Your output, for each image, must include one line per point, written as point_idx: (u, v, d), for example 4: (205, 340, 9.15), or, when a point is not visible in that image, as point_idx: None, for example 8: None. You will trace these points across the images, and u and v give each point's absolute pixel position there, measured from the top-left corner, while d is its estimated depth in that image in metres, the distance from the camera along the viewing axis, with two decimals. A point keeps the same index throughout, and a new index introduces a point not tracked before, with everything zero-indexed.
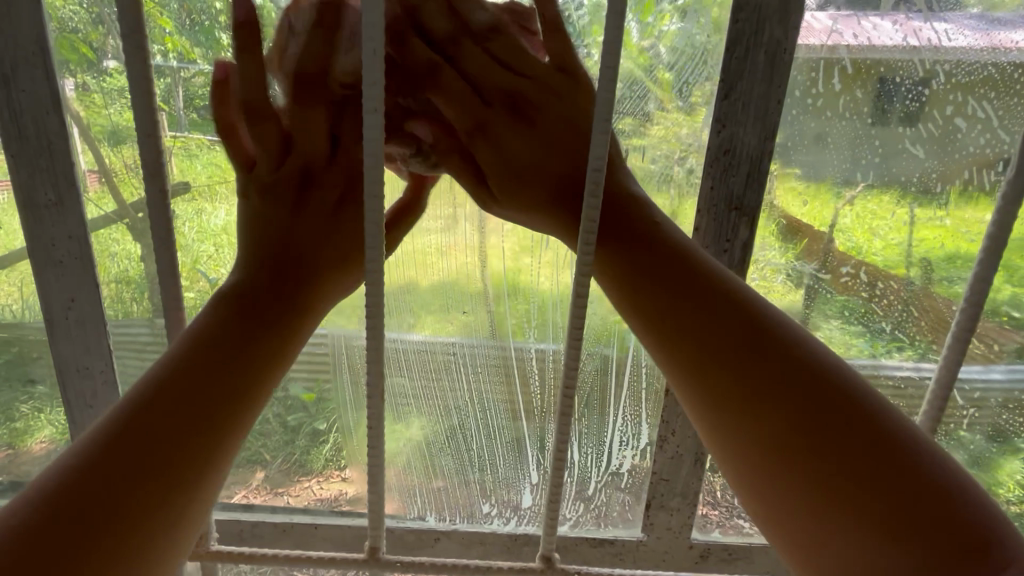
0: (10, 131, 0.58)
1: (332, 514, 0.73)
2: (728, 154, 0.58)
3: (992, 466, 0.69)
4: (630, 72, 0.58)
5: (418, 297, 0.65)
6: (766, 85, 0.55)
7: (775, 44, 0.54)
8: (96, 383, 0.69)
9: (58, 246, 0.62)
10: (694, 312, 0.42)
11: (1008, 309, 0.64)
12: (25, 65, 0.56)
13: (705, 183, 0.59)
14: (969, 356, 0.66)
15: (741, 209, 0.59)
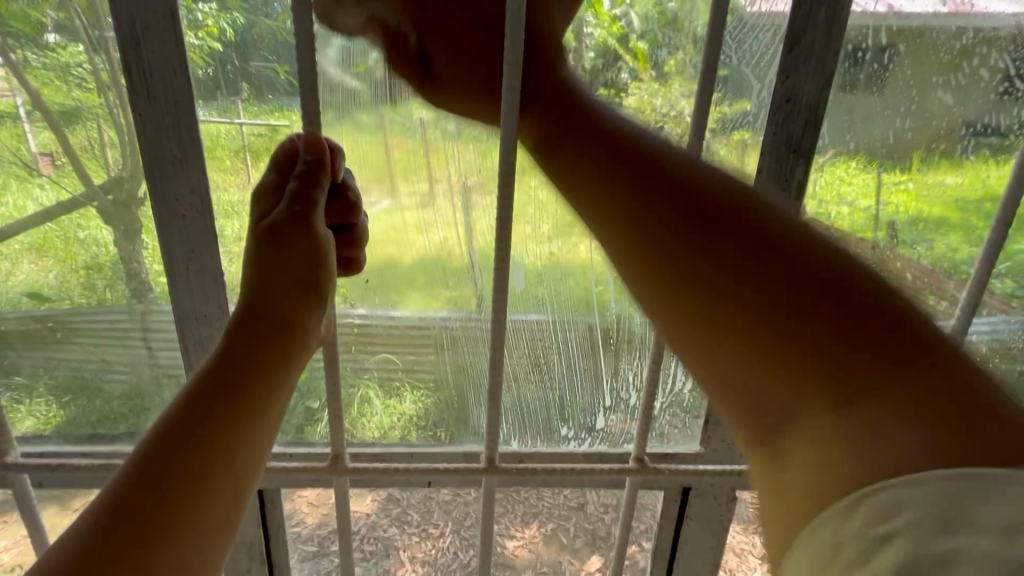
0: (137, 91, 0.55)
1: (424, 443, 0.73)
2: (790, 103, 0.58)
3: None
4: (603, 42, 0.57)
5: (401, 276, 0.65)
6: (826, 39, 0.56)
7: (837, 2, 0.54)
8: (213, 331, 0.66)
9: (183, 202, 0.60)
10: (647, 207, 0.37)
11: (966, 268, 0.68)
12: (156, 27, 0.53)
13: (767, 130, 0.60)
14: (932, 312, 0.70)
15: (799, 151, 0.60)
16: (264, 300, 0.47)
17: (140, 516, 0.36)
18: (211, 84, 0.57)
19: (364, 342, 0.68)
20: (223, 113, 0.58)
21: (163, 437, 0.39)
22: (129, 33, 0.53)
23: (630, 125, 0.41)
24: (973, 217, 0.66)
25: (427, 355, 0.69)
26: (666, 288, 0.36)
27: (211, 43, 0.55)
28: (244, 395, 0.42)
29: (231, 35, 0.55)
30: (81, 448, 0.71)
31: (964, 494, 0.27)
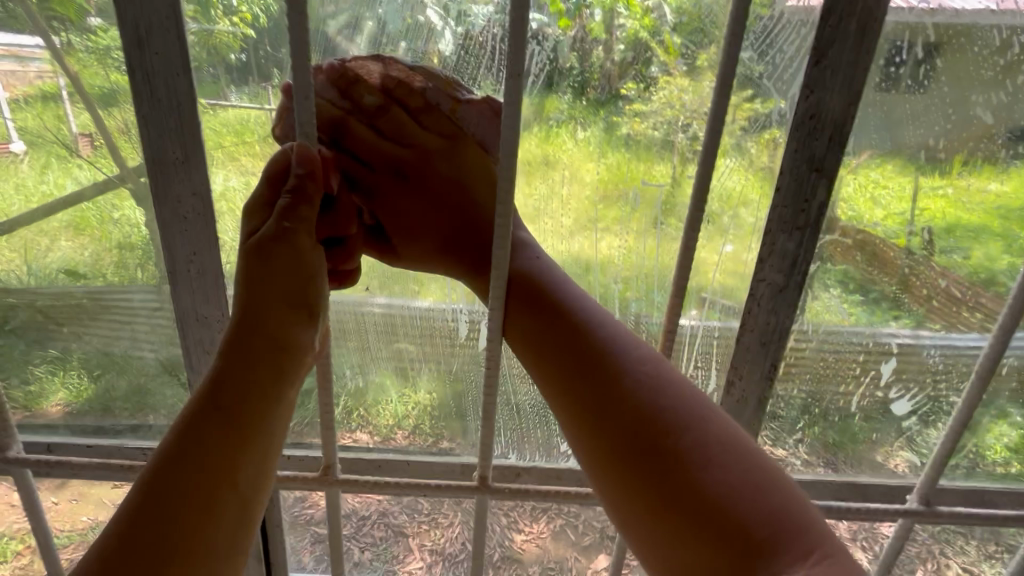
0: (141, 91, 0.57)
1: (421, 453, 0.74)
2: (813, 119, 0.56)
3: (981, 428, 0.72)
4: (635, 35, 0.56)
5: None
6: (855, 52, 0.54)
7: (867, 10, 0.52)
8: (213, 333, 0.68)
9: (183, 204, 0.62)
10: (560, 348, 0.48)
11: (1005, 279, 0.65)
12: (159, 28, 0.54)
13: (788, 147, 0.58)
14: (965, 324, 0.67)
15: (822, 171, 0.58)
16: (255, 317, 0.45)
17: (148, 542, 0.38)
18: (242, 70, 0.57)
19: (357, 350, 0.70)
20: (254, 100, 0.59)
21: (170, 460, 0.41)
22: (133, 34, 0.54)
23: (544, 269, 0.52)
24: (1015, 225, 0.63)
25: (439, 355, 0.70)
26: (585, 408, 0.46)
27: (245, 30, 0.56)
28: (246, 413, 0.43)
29: (265, 22, 0.56)
30: (87, 440, 0.76)
31: None
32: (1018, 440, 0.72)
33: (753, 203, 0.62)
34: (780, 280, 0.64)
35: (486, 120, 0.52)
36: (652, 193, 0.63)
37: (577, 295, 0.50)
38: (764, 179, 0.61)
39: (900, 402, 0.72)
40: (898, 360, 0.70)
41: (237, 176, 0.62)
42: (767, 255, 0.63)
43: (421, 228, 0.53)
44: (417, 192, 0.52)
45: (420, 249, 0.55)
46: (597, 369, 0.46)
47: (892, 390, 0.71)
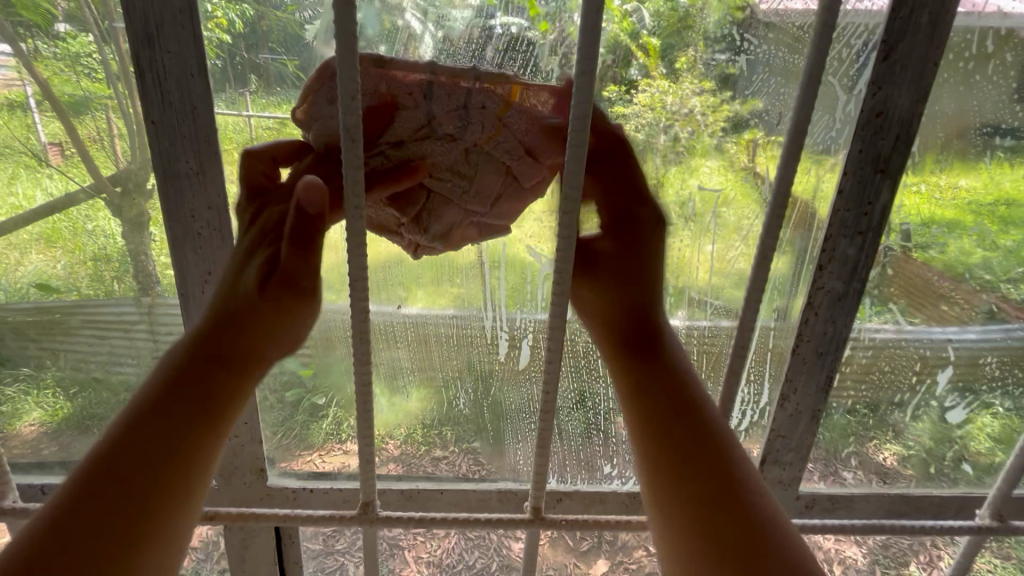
0: (149, 96, 0.53)
1: (455, 480, 0.74)
2: (880, 118, 0.55)
3: (959, 416, 0.75)
4: (616, 37, 0.56)
5: (408, 272, 0.65)
6: (928, 46, 0.52)
7: (942, 4, 0.51)
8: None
9: (198, 218, 0.59)
10: (692, 432, 0.44)
11: (978, 272, 0.67)
12: (171, 24, 0.51)
13: (852, 147, 0.57)
14: (946, 318, 0.69)
15: (885, 172, 0.58)
16: (233, 328, 0.44)
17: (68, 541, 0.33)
18: (217, 75, 0.56)
19: (404, 370, 0.70)
20: (230, 106, 0.57)
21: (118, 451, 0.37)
22: (142, 32, 0.51)
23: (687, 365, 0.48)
24: (989, 221, 0.65)
25: (430, 363, 0.69)
26: (687, 491, 0.42)
27: (220, 35, 0.54)
28: (201, 418, 0.40)
29: (240, 26, 0.54)
30: None
31: None
32: (999, 428, 0.75)
33: (735, 203, 0.63)
34: (840, 288, 0.63)
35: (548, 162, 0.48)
36: None
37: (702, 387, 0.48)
38: (745, 178, 0.62)
39: (955, 410, 0.74)
40: (954, 368, 0.72)
41: None
42: (828, 261, 0.62)
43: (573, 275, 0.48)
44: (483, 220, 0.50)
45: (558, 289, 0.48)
46: (719, 468, 0.42)
47: (947, 396, 0.74)
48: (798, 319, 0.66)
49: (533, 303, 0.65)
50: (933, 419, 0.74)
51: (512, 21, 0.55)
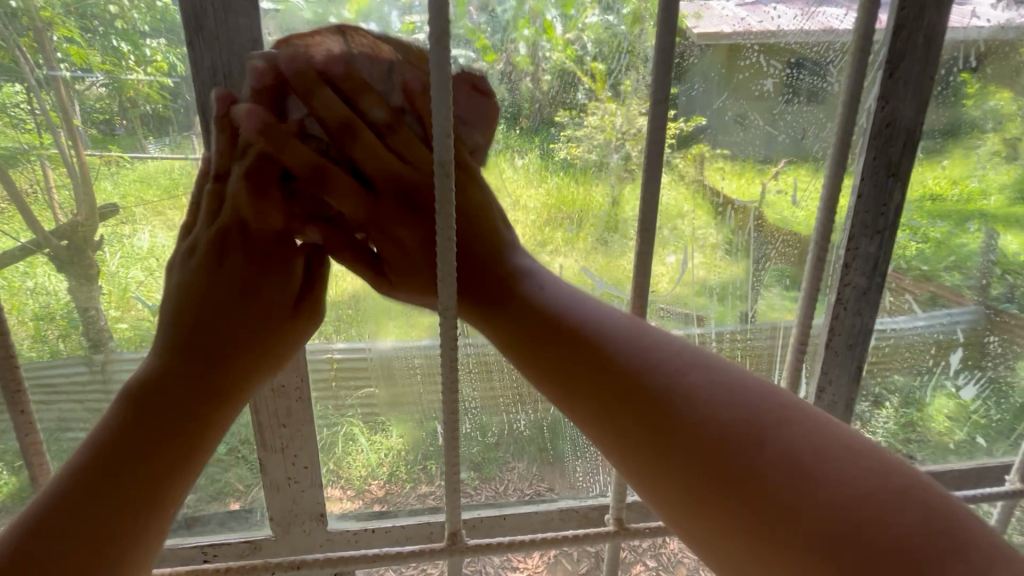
0: None
1: (518, 504, 0.73)
2: (889, 127, 0.59)
3: (919, 401, 0.79)
4: (561, 64, 0.59)
5: (376, 305, 0.64)
6: (924, 64, 0.57)
7: (933, 28, 0.56)
8: (291, 403, 0.60)
9: None
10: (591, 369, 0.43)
11: (915, 262, 0.72)
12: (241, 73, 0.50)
13: (867, 156, 0.61)
14: (895, 308, 0.73)
15: (897, 176, 0.62)
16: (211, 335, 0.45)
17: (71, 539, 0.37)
18: (160, 119, 0.55)
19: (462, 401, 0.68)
20: (174, 151, 0.56)
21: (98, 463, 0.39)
22: (211, 82, 0.50)
23: (558, 302, 0.48)
24: (919, 215, 0.70)
25: (404, 396, 0.68)
26: (651, 430, 0.39)
27: (161, 79, 0.53)
28: (195, 416, 0.43)
29: (182, 70, 0.53)
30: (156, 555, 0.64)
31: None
32: (953, 407, 0.79)
33: (689, 214, 0.66)
34: (864, 284, 0.66)
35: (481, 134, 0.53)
36: (598, 212, 0.65)
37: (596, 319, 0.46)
38: (695, 191, 0.65)
39: (967, 388, 0.79)
40: (964, 350, 0.77)
41: (164, 231, 0.59)
42: (852, 261, 0.65)
43: (416, 256, 0.50)
44: (415, 217, 0.49)
45: (419, 276, 0.51)
46: (663, 370, 0.41)
47: (960, 379, 0.78)
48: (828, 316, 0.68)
49: None
50: (896, 405, 0.78)
51: (458, 53, 0.56)
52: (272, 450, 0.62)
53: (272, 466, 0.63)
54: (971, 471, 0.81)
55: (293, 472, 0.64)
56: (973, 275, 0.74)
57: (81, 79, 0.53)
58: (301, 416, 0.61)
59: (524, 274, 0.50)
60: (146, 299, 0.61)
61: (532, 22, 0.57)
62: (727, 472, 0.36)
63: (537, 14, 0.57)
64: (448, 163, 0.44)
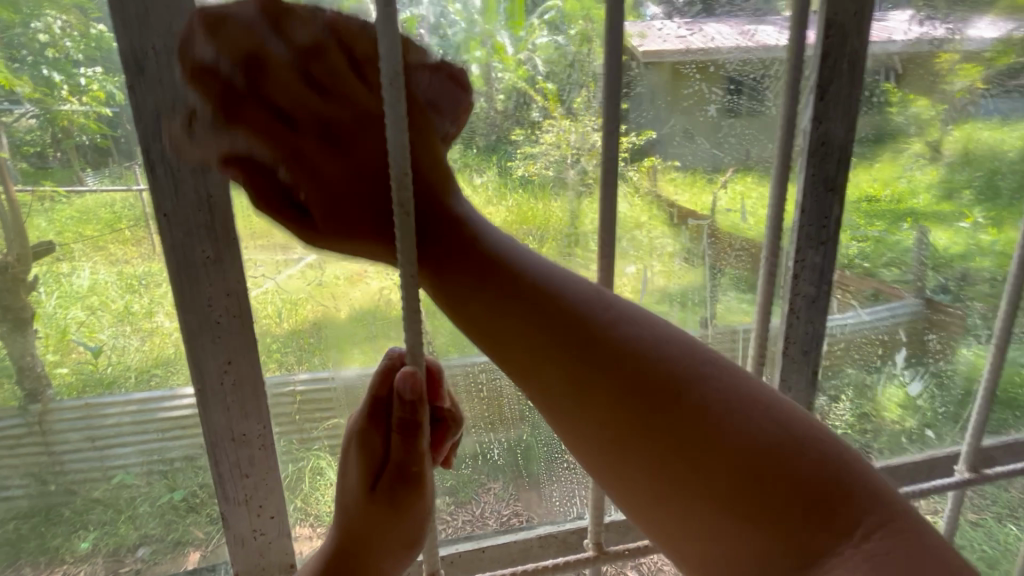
0: (161, 188, 0.48)
1: (493, 534, 0.71)
2: (824, 145, 0.63)
3: (872, 392, 0.82)
4: (513, 84, 0.60)
5: (339, 332, 0.62)
6: (850, 86, 0.61)
7: (855, 54, 0.60)
8: (253, 452, 0.57)
9: (216, 307, 0.52)
10: (554, 349, 0.38)
11: (857, 261, 0.76)
12: None
13: (806, 173, 0.64)
14: (842, 306, 0.77)
15: (835, 189, 0.65)
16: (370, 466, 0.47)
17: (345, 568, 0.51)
18: (98, 151, 0.52)
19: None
20: (114, 182, 0.53)
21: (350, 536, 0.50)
22: (154, 126, 0.46)
23: (510, 248, 0.41)
24: (858, 217, 0.74)
25: None
26: (659, 462, 0.36)
27: (98, 108, 0.50)
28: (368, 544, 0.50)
29: (120, 98, 0.50)
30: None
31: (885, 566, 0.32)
32: (903, 397, 0.84)
33: (647, 225, 0.68)
34: (812, 292, 0.69)
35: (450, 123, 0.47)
36: (558, 227, 0.66)
37: (565, 284, 0.40)
38: (651, 203, 0.67)
39: (914, 383, 0.84)
40: (907, 348, 0.82)
41: (106, 267, 0.56)
42: (801, 271, 0.68)
43: (357, 190, 0.40)
44: (341, 152, 0.40)
45: (354, 227, 0.41)
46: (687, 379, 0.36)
47: (907, 375, 0.83)
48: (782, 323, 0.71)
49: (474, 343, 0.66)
50: (851, 398, 0.82)
51: None
52: (233, 503, 0.58)
53: (234, 520, 0.59)
54: (924, 463, 0.85)
55: (258, 525, 0.60)
56: (909, 270, 0.79)
57: (9, 111, 0.50)
58: (265, 463, 0.58)
59: (474, 224, 0.42)
60: (88, 341, 0.57)
61: (483, 44, 0.57)
62: (689, 464, 0.35)
63: (488, 35, 0.57)
64: (408, 204, 0.38)
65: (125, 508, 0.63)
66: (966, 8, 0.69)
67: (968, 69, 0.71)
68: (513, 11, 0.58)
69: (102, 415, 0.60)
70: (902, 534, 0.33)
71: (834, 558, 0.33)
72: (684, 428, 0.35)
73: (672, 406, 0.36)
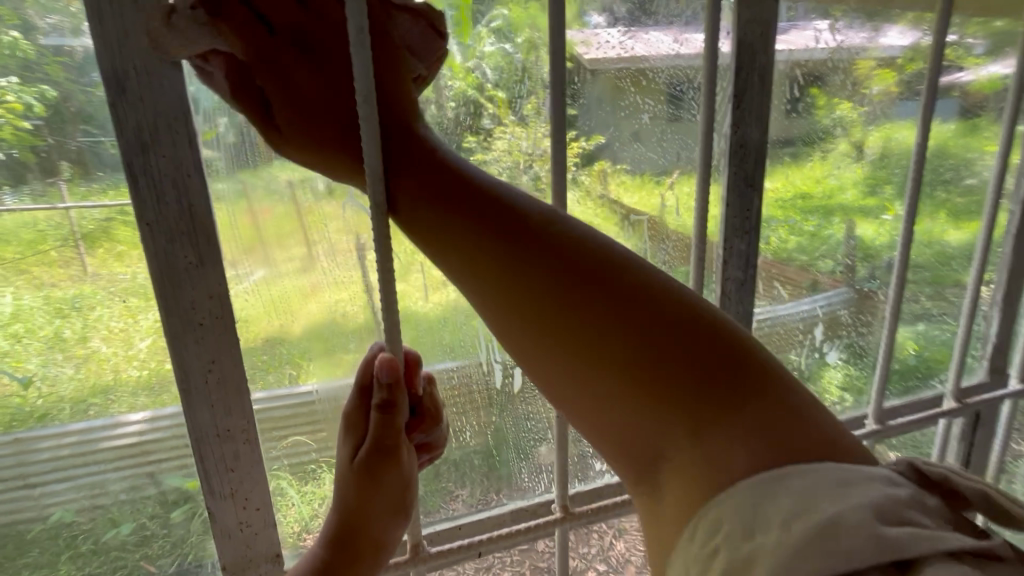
0: (145, 201, 0.46)
1: (470, 513, 0.71)
2: (743, 148, 0.67)
3: (814, 376, 0.88)
4: (463, 91, 0.60)
5: (295, 347, 0.60)
6: (761, 95, 0.66)
7: (764, 68, 0.65)
8: (239, 446, 0.56)
9: (200, 310, 0.50)
10: (481, 236, 0.40)
11: (795, 254, 0.81)
12: (166, 130, 0.46)
13: (729, 173, 0.69)
14: (784, 297, 0.82)
15: (754, 186, 0.70)
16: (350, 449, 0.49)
17: (343, 559, 0.51)
18: (15, 168, 0.49)
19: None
20: (36, 201, 0.50)
21: (340, 521, 0.51)
22: (134, 139, 0.45)
23: (463, 164, 0.43)
24: (794, 212, 0.79)
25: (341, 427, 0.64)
26: (579, 359, 0.39)
27: (14, 121, 0.47)
28: (360, 525, 0.51)
29: (41, 109, 0.48)
30: None
31: (779, 444, 0.37)
32: (843, 378, 0.89)
33: (600, 227, 0.70)
34: (740, 275, 0.73)
35: (425, 70, 0.48)
36: None
37: (512, 191, 0.42)
38: (603, 205, 0.69)
39: (831, 352, 0.88)
40: (824, 325, 0.86)
41: (30, 292, 0.52)
42: (729, 257, 0.72)
43: (378, 158, 0.45)
44: (364, 151, 0.44)
45: (396, 199, 0.46)
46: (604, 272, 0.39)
47: (825, 347, 0.87)
48: (713, 308, 0.75)
49: (436, 351, 0.65)
50: None
51: None
52: (220, 497, 0.57)
53: (221, 514, 0.57)
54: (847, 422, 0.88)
55: (245, 516, 0.58)
56: (842, 261, 0.85)
57: None
58: (251, 457, 0.57)
59: (442, 149, 0.43)
60: (13, 371, 0.53)
61: None
62: (592, 356, 0.38)
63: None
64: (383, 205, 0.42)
65: (66, 548, 0.59)
66: (878, 19, 0.75)
67: (884, 74, 0.78)
68: (461, 19, 0.58)
69: (33, 451, 0.56)
70: (798, 423, 0.38)
71: (732, 441, 0.37)
72: (617, 326, 0.38)
73: (600, 294, 0.38)
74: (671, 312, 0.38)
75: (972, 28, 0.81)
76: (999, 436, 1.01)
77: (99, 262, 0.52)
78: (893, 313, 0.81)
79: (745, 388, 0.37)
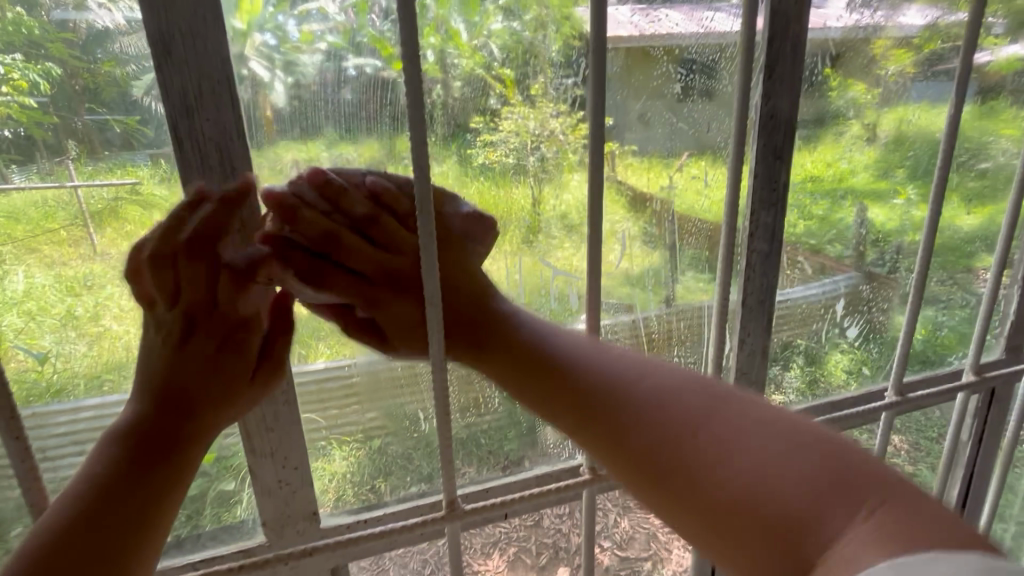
0: (189, 163, 0.49)
1: (498, 476, 0.73)
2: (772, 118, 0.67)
3: (821, 359, 0.88)
4: (470, 70, 0.59)
5: (303, 327, 0.61)
6: (793, 64, 0.65)
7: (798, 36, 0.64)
8: (279, 407, 0.59)
9: None
10: (546, 392, 0.50)
11: (805, 237, 0.80)
12: (211, 93, 0.48)
13: (759, 144, 0.68)
14: (793, 279, 0.82)
15: (781, 158, 0.70)
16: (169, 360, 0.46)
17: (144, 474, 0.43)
18: (23, 146, 0.49)
19: (418, 412, 0.69)
20: (44, 179, 0.50)
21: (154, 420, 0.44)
22: (180, 103, 0.48)
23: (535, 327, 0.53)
24: (803, 196, 0.78)
25: (367, 401, 0.66)
26: (646, 461, 0.45)
27: (21, 99, 0.48)
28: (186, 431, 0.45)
29: (47, 87, 0.48)
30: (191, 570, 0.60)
31: (896, 533, 0.35)
32: (850, 361, 0.89)
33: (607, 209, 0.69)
34: (766, 249, 0.73)
35: (481, 246, 0.56)
36: (520, 213, 0.67)
37: (570, 341, 0.52)
38: (612, 187, 0.69)
39: (851, 328, 0.88)
40: (846, 301, 0.86)
41: (43, 271, 0.53)
42: (755, 231, 0.72)
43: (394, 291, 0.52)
44: (383, 253, 0.51)
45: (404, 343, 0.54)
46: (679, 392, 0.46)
47: (846, 323, 0.87)
48: (741, 281, 0.75)
49: None
50: (801, 365, 0.87)
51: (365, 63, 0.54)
52: (261, 456, 0.60)
53: (260, 471, 0.60)
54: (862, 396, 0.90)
55: (284, 475, 0.61)
56: (851, 245, 0.84)
57: None
58: (291, 419, 0.60)
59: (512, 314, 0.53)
60: (26, 348, 0.54)
61: (437, 30, 0.57)
62: (673, 458, 0.43)
63: (442, 21, 0.57)
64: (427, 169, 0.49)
65: None
66: None
67: (901, 54, 0.76)
68: None
69: (50, 423, 0.57)
70: (904, 499, 0.38)
71: (834, 532, 0.37)
72: (676, 450, 0.43)
73: (652, 425, 0.45)
74: (736, 425, 0.42)
75: (993, 6, 0.79)
76: (1014, 412, 1.01)
77: (108, 242, 0.53)
78: (914, 291, 0.80)
79: (829, 490, 0.38)
